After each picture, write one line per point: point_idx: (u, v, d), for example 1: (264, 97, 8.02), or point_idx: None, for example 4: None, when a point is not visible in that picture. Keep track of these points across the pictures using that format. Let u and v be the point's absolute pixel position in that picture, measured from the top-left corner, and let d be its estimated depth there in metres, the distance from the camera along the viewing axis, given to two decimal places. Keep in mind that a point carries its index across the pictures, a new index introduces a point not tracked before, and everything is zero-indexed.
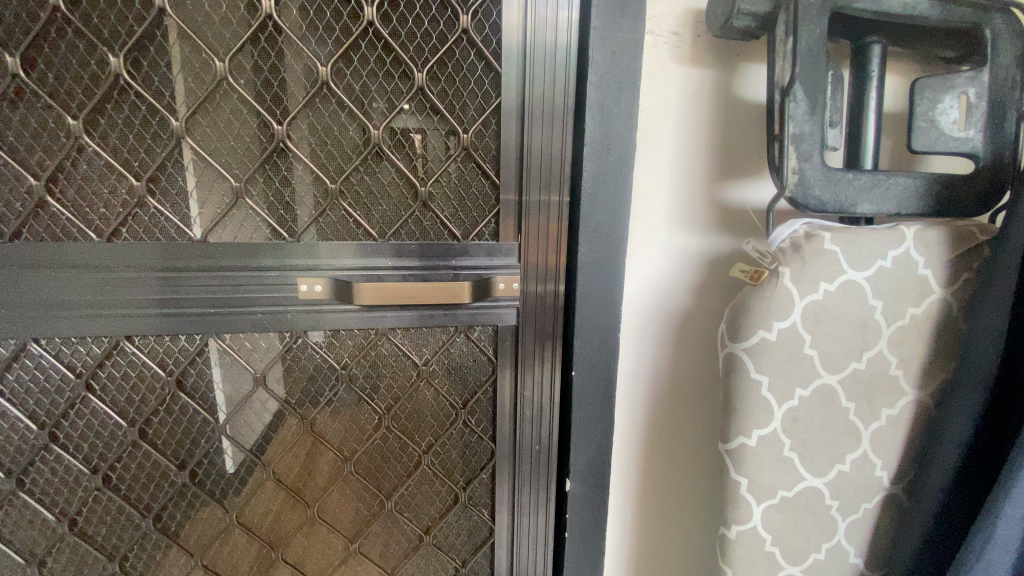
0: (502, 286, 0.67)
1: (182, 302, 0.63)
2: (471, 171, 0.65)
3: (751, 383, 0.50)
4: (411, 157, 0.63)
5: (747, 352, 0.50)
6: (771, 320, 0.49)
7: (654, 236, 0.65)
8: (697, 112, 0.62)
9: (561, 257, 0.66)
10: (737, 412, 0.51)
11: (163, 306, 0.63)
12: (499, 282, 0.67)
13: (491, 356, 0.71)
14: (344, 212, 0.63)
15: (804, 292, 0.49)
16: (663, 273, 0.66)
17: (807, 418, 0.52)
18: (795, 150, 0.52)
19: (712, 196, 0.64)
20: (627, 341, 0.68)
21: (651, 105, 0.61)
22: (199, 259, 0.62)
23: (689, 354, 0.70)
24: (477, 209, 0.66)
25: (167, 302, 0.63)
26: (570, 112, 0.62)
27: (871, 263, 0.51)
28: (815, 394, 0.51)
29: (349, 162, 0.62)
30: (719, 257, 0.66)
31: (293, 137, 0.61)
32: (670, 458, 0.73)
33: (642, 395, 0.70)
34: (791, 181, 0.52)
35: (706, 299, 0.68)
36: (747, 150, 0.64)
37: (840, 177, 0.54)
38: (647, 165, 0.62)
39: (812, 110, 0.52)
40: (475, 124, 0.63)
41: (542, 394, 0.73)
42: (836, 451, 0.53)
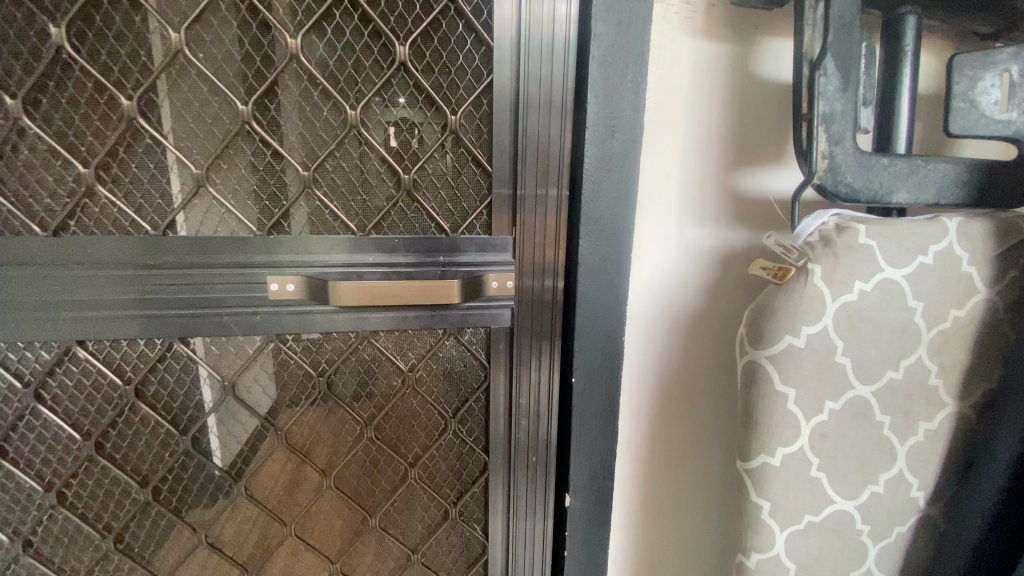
0: (494, 284, 0.61)
1: (154, 303, 0.57)
2: (461, 158, 0.58)
3: (776, 396, 0.44)
4: (394, 142, 0.57)
5: (771, 361, 0.44)
6: (799, 324, 0.43)
7: (662, 229, 0.59)
8: (712, 92, 0.56)
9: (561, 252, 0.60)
10: (758, 429, 0.45)
11: (142, 308, 0.57)
12: (491, 280, 0.60)
13: (484, 361, 0.65)
14: (318, 203, 0.57)
15: (837, 293, 0.43)
16: (672, 271, 0.60)
17: (838, 434, 0.46)
18: (826, 131, 0.46)
19: (728, 185, 0.58)
20: (631, 346, 0.62)
21: (660, 84, 0.55)
22: (175, 256, 0.55)
23: (700, 360, 0.64)
24: (467, 199, 0.59)
25: (147, 303, 0.56)
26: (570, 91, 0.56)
27: (910, 259, 0.45)
28: (847, 407, 0.46)
29: (325, 147, 0.56)
30: (733, 252, 0.60)
31: (261, 119, 0.54)
32: (677, 472, 0.67)
33: (647, 403, 0.64)
34: (821, 167, 0.46)
35: (719, 298, 0.62)
36: (767, 133, 0.58)
37: (874, 163, 0.48)
38: (656, 150, 0.56)
39: (844, 87, 0.46)
40: (464, 105, 0.56)
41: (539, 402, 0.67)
42: (868, 469, 0.48)
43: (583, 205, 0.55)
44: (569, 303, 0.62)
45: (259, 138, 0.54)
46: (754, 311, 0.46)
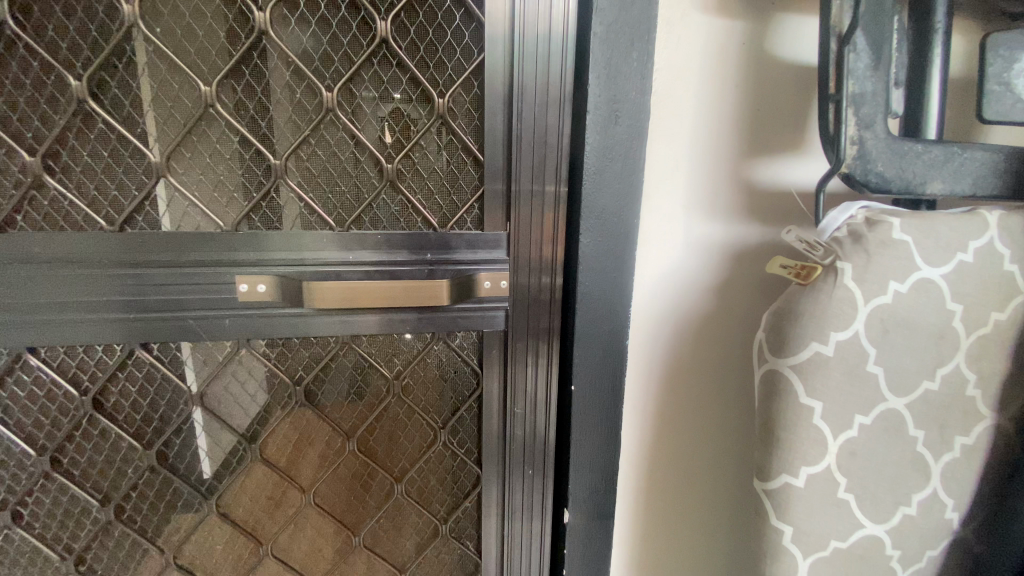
0: (487, 284, 0.55)
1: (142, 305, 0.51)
2: (449, 146, 0.53)
3: (800, 410, 0.40)
4: (375, 127, 0.51)
5: (794, 371, 0.39)
6: (827, 330, 0.39)
7: (669, 224, 0.54)
8: (724, 73, 0.51)
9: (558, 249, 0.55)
10: (780, 446, 0.40)
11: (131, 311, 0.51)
12: (483, 280, 0.55)
13: (476, 367, 0.60)
14: (292, 195, 0.52)
15: (869, 294, 0.39)
16: (680, 269, 0.55)
17: (868, 451, 0.41)
18: (855, 114, 0.41)
19: (741, 175, 0.53)
20: (635, 351, 0.57)
21: (668, 64, 0.50)
22: (157, 254, 0.50)
23: (709, 365, 0.59)
24: (456, 192, 0.54)
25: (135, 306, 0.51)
26: (569, 73, 0.51)
27: (949, 256, 0.41)
28: (878, 422, 0.41)
29: (298, 134, 0.50)
30: (746, 249, 0.56)
31: (227, 102, 0.49)
32: (684, 486, 0.63)
33: (651, 411, 0.60)
34: (849, 154, 0.42)
35: (730, 298, 0.57)
36: (784, 118, 0.53)
37: (906, 149, 0.43)
38: (663, 137, 0.51)
39: (875, 65, 0.42)
40: (452, 88, 0.51)
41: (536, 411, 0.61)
42: (899, 489, 0.43)
43: (583, 197, 0.50)
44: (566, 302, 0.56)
45: (225, 123, 0.49)
46: (774, 314, 0.41)
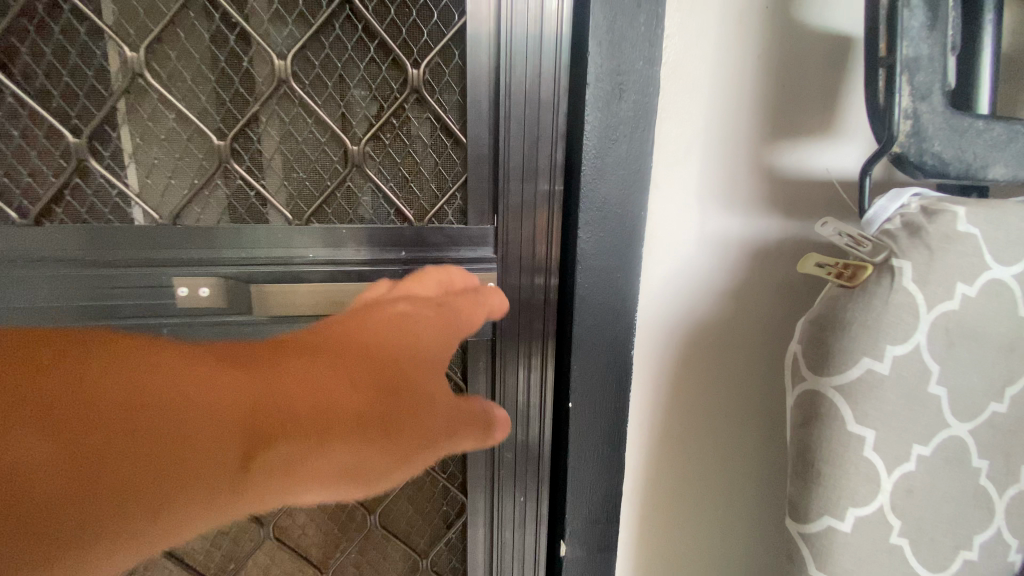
0: None
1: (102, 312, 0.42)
2: (427, 127, 0.46)
3: (848, 441, 0.33)
4: (338, 103, 0.44)
5: (840, 393, 0.33)
6: (882, 343, 0.32)
7: (682, 216, 0.46)
8: (744, 42, 0.44)
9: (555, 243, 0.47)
10: (824, 483, 0.33)
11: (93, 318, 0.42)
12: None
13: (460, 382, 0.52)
14: (240, 182, 0.44)
15: (932, 300, 0.32)
16: (694, 269, 0.48)
17: (925, 487, 0.34)
18: (909, 81, 0.34)
19: (762, 160, 0.46)
20: (642, 364, 0.50)
21: (681, 31, 0.42)
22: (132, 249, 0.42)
23: (726, 379, 0.51)
24: (434, 179, 0.47)
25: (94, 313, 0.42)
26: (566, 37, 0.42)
27: (1021, 254, 0.34)
28: (939, 452, 0.34)
29: (247, 110, 0.43)
30: (768, 246, 0.48)
31: (160, 71, 0.41)
32: (697, 516, 0.55)
33: (659, 431, 0.52)
34: (904, 130, 0.35)
35: (749, 302, 0.50)
36: (811, 95, 0.46)
37: (966, 125, 0.36)
38: (675, 116, 0.44)
39: (931, 24, 0.35)
40: (429, 56, 0.44)
41: (531, 434, 0.53)
42: (959, 530, 0.36)
43: (582, 186, 0.43)
44: (564, 303, 0.48)
45: (161, 96, 0.41)
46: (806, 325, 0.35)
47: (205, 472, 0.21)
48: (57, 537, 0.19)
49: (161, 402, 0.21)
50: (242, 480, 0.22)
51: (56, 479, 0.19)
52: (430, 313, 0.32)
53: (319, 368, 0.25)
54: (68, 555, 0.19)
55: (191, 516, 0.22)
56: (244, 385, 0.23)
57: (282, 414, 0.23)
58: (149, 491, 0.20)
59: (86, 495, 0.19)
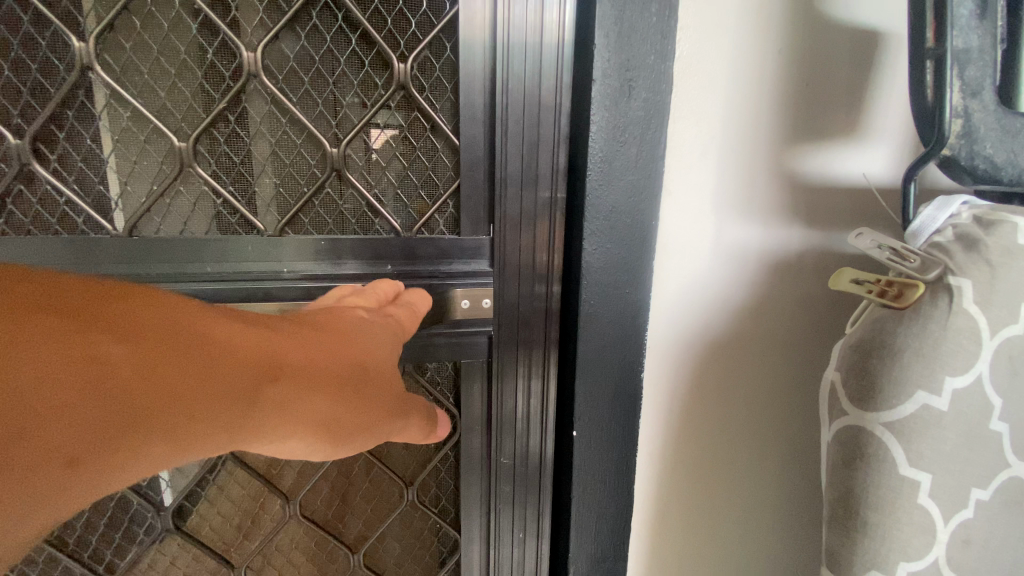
0: (466, 304, 0.43)
1: None
2: (416, 128, 0.42)
3: (899, 484, 0.28)
4: (315, 101, 0.40)
5: (890, 430, 0.28)
6: (939, 374, 0.27)
7: (696, 225, 0.42)
8: (765, 35, 0.40)
9: (556, 253, 0.43)
10: (871, 532, 0.29)
11: None
12: (460, 298, 0.43)
13: (453, 406, 0.48)
14: (204, 188, 0.39)
15: (995, 323, 0.28)
16: (708, 284, 0.44)
17: (984, 536, 0.30)
18: (959, 77, 0.31)
19: (784, 165, 0.42)
20: (653, 388, 0.45)
21: (697, 22, 0.38)
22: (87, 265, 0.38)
23: (745, 404, 0.47)
24: (424, 185, 0.43)
25: None
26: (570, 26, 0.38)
27: None
28: (998, 496, 0.30)
29: (212, 108, 0.38)
30: (789, 258, 0.44)
31: (115, 64, 0.36)
32: (713, 553, 0.50)
33: (669, 461, 0.47)
34: (954, 132, 0.31)
35: (768, 319, 0.45)
36: (835, 93, 0.42)
37: (1019, 127, 0.33)
38: (690, 116, 0.40)
39: (981, 13, 0.31)
40: (418, 49, 0.40)
41: (529, 462, 0.48)
42: None
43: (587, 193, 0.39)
44: (564, 313, 0.43)
45: (116, 93, 0.37)
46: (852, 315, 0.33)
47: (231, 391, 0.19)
48: (60, 454, 0.15)
49: (239, 350, 0.19)
50: (254, 404, 0.20)
51: (119, 371, 0.16)
52: (380, 319, 0.30)
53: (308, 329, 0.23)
54: (90, 459, 0.16)
55: (200, 438, 0.19)
56: (274, 331, 0.22)
57: (305, 357, 0.22)
58: (197, 397, 0.18)
59: (149, 422, 0.17)
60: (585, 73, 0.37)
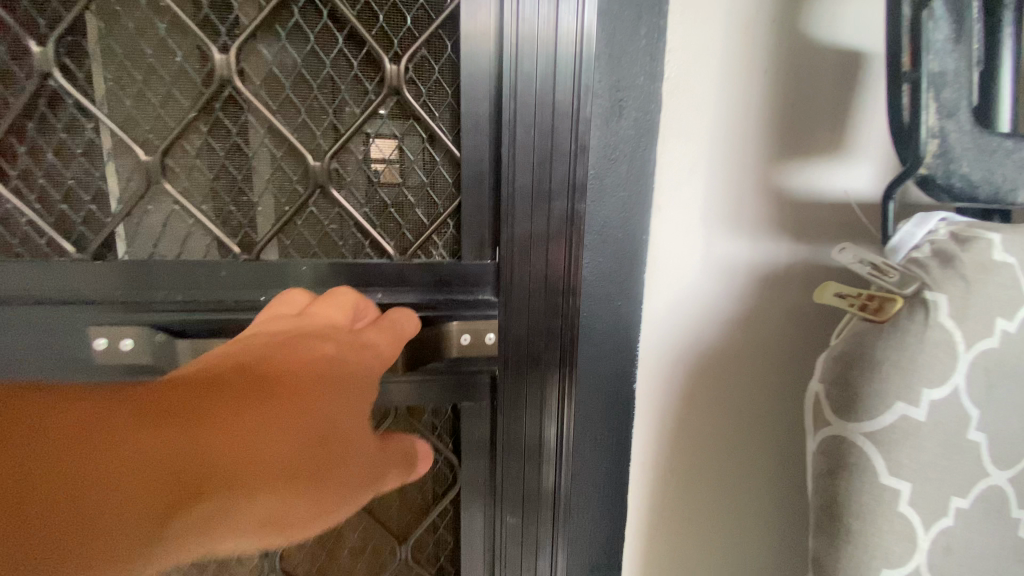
0: (466, 340, 0.42)
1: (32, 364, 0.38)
2: (409, 137, 0.42)
3: (879, 492, 0.29)
4: (295, 110, 0.40)
5: (870, 440, 0.29)
6: (918, 387, 0.28)
7: (686, 240, 0.43)
8: (751, 55, 0.41)
9: (566, 279, 0.41)
10: (853, 540, 0.30)
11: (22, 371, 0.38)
12: (459, 333, 0.42)
13: (453, 450, 0.47)
14: (176, 205, 0.40)
15: (971, 337, 0.29)
16: (698, 297, 0.45)
17: (965, 544, 0.31)
18: (936, 99, 0.32)
19: (771, 181, 0.44)
20: (645, 398, 0.46)
21: (685, 43, 0.40)
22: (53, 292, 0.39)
23: (736, 414, 0.48)
24: (420, 200, 0.43)
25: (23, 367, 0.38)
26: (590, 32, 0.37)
27: None
28: (978, 504, 0.31)
29: (186, 119, 0.39)
30: (779, 272, 0.45)
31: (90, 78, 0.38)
32: (707, 564, 0.51)
33: (662, 471, 0.48)
34: (931, 151, 0.32)
35: (758, 330, 0.46)
36: (820, 111, 0.43)
37: (995, 147, 0.34)
38: (680, 134, 0.41)
39: (957, 37, 0.32)
40: (410, 53, 0.40)
41: (532, 513, 0.46)
42: None
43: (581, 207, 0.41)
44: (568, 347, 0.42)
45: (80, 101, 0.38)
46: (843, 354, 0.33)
47: (144, 514, 0.17)
48: None
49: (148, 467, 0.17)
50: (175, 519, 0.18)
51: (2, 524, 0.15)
52: (365, 347, 0.27)
53: (245, 400, 0.20)
54: None
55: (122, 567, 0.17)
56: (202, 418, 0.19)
57: (240, 446, 0.19)
58: (101, 534, 0.16)
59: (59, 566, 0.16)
60: (584, 88, 0.38)
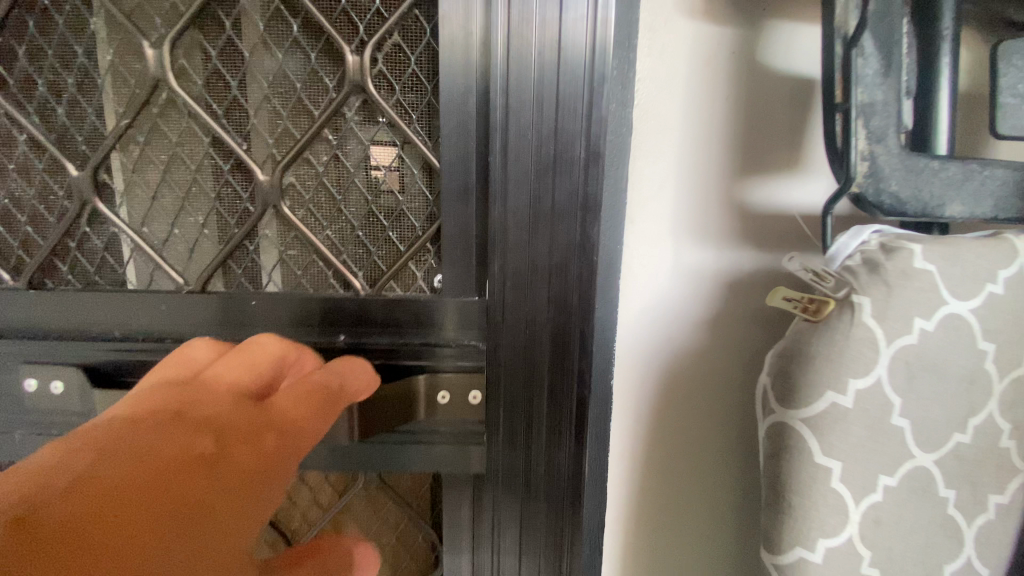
0: (443, 399, 0.46)
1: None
2: (375, 129, 0.44)
3: (814, 471, 0.33)
4: (248, 114, 0.44)
5: (806, 426, 0.33)
6: (844, 378, 0.33)
7: (657, 249, 0.48)
8: (712, 83, 0.46)
9: (571, 304, 0.43)
10: (793, 513, 0.34)
11: None
12: (432, 390, 0.46)
13: (433, 489, 0.53)
14: (115, 228, 0.46)
15: (891, 334, 0.33)
16: (669, 301, 0.49)
17: (895, 518, 0.35)
18: (864, 126, 0.36)
19: (733, 196, 0.48)
20: (622, 393, 0.50)
21: (651, 73, 0.44)
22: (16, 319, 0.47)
23: (707, 407, 0.52)
24: (416, 219, 0.46)
25: None
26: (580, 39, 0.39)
27: (978, 289, 0.35)
28: (906, 482, 0.35)
29: (122, 128, 0.44)
30: (743, 278, 0.50)
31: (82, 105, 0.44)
32: (683, 547, 0.55)
33: (640, 461, 0.52)
34: (860, 173, 0.36)
35: (725, 330, 0.51)
36: (778, 132, 0.48)
37: (923, 167, 0.38)
38: (649, 154, 0.46)
39: (886, 70, 0.37)
40: (366, 50, 0.42)
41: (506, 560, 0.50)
42: (932, 561, 0.37)
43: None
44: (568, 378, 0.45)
45: (20, 117, 0.44)
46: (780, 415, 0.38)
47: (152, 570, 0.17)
48: None
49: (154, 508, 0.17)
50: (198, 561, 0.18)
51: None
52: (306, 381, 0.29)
53: (172, 488, 0.18)
54: None
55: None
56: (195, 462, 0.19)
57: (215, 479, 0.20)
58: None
59: None
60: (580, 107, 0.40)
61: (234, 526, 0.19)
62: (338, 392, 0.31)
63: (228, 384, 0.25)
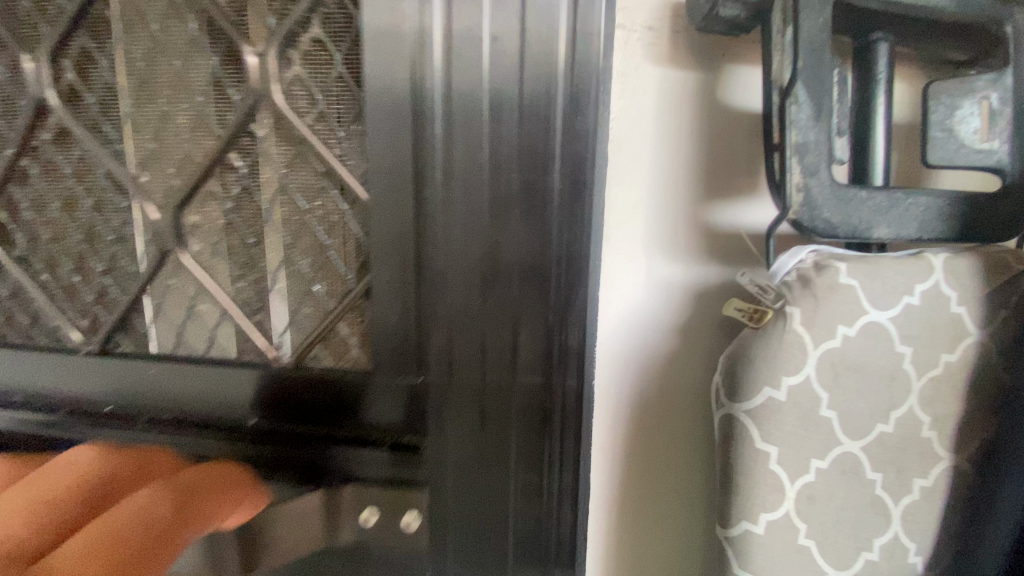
0: (371, 514, 0.51)
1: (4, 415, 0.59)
2: (279, 158, 0.51)
3: (755, 455, 0.40)
4: (171, 137, 0.52)
5: (749, 417, 0.40)
6: (778, 375, 0.39)
7: (632, 265, 0.54)
8: (678, 119, 0.52)
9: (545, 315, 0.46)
10: (739, 492, 0.40)
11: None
12: (363, 498, 0.51)
13: None
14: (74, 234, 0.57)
15: (817, 339, 0.39)
16: (644, 310, 0.55)
17: (826, 496, 0.41)
18: (799, 162, 0.43)
19: (699, 218, 0.55)
20: (604, 393, 0.56)
21: (624, 112, 0.51)
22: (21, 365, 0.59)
23: (679, 405, 0.58)
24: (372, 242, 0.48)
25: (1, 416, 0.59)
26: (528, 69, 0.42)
27: (896, 300, 0.42)
28: (835, 465, 0.41)
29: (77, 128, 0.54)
30: (709, 289, 0.56)
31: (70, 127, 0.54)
32: (662, 533, 0.61)
33: (620, 456, 0.58)
34: (795, 202, 0.43)
35: (693, 338, 0.57)
36: (736, 163, 0.55)
37: (852, 196, 0.44)
38: (623, 183, 0.52)
39: (818, 115, 0.43)
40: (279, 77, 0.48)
41: None
42: (863, 535, 0.43)
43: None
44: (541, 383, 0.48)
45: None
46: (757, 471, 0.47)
47: None
48: None
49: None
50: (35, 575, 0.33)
51: None
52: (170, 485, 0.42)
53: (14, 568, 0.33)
54: None
55: None
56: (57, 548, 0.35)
57: (125, 534, 0.36)
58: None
59: None
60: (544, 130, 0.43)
61: (151, 551, 0.36)
62: (224, 483, 0.45)
63: (76, 555, 0.34)
